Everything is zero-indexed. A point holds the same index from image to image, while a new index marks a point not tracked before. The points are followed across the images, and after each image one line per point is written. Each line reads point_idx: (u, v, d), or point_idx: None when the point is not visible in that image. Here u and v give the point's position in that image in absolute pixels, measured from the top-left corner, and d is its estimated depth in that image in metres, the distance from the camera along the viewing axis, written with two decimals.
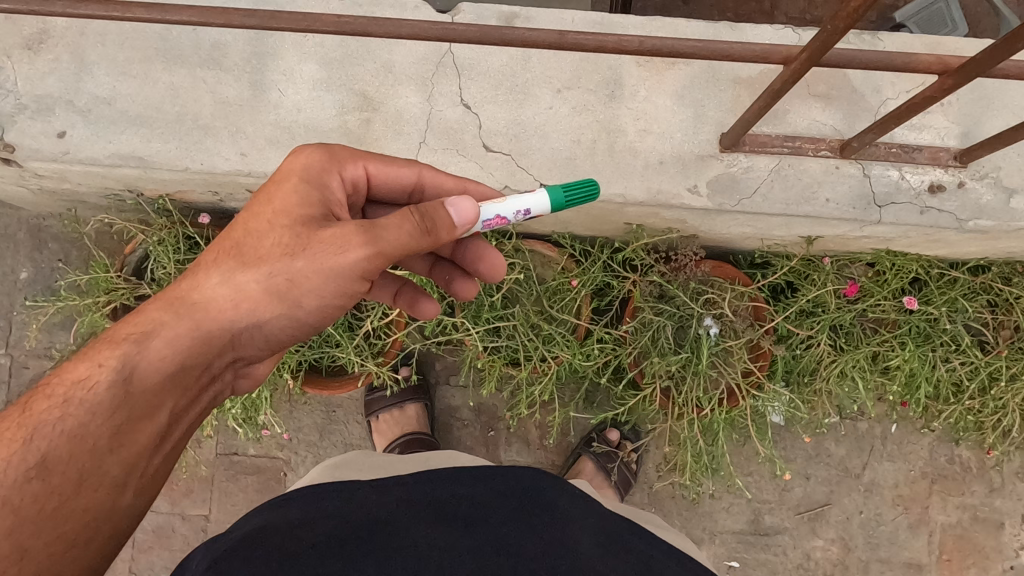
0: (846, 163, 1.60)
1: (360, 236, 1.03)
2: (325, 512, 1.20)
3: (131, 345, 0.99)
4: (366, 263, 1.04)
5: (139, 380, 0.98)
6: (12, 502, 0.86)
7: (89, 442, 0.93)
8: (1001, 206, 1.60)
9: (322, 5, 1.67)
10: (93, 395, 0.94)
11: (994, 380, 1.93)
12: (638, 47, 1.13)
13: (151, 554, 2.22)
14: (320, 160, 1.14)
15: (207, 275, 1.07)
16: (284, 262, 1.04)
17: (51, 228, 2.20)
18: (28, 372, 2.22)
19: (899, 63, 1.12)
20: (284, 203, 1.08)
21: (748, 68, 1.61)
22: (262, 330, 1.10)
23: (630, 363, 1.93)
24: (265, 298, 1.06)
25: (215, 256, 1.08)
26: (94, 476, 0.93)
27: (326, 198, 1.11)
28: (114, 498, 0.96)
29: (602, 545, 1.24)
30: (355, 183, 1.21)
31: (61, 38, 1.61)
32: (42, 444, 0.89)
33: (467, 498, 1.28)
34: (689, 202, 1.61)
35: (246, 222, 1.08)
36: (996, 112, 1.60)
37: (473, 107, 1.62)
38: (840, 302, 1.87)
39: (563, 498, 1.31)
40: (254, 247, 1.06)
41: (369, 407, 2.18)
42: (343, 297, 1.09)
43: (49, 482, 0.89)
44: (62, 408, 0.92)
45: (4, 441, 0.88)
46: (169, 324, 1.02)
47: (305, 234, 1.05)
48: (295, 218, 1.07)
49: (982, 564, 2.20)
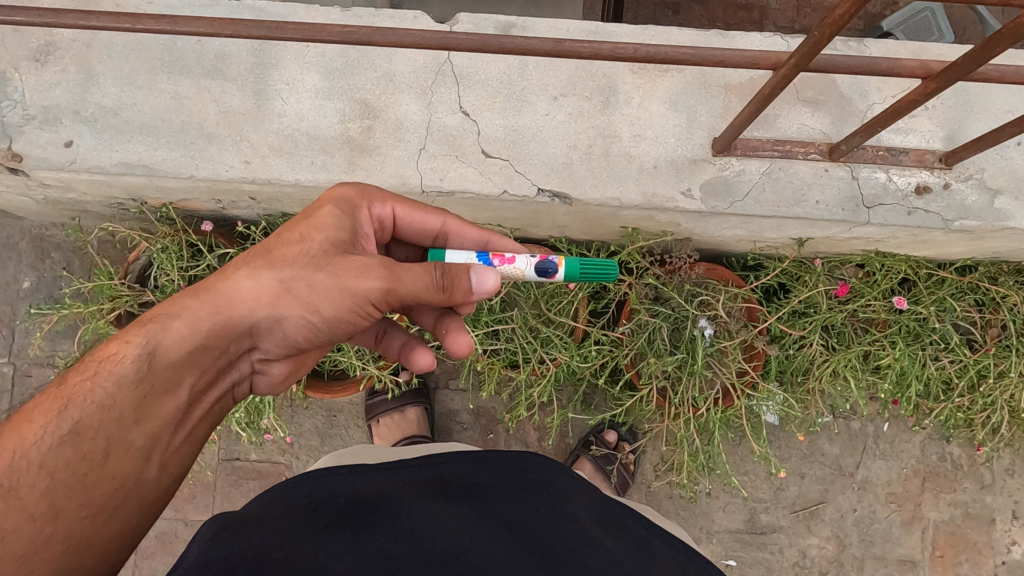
0: (835, 167, 1.65)
1: (380, 269, 1.11)
2: (333, 491, 1.23)
3: (157, 325, 1.05)
4: (383, 295, 1.12)
5: (162, 356, 1.03)
6: (48, 465, 0.92)
7: (116, 412, 0.99)
8: (985, 206, 1.64)
9: (324, 16, 1.72)
10: (121, 367, 1.01)
11: (983, 377, 1.97)
12: (632, 54, 1.17)
13: (153, 560, 2.23)
14: (354, 194, 1.27)
15: (235, 269, 1.14)
16: (307, 270, 1.12)
17: (54, 237, 2.23)
18: (31, 380, 2.24)
19: (884, 68, 1.16)
20: (319, 224, 1.18)
21: (738, 75, 1.67)
22: (281, 324, 1.14)
23: (627, 364, 1.97)
24: (284, 294, 1.11)
25: (245, 256, 1.16)
26: (121, 446, 0.99)
27: (355, 226, 1.22)
28: (140, 469, 1.00)
29: (604, 525, 1.29)
30: (382, 221, 1.33)
31: (69, 50, 1.65)
32: (75, 413, 0.96)
33: (471, 478, 1.32)
34: (683, 205, 1.64)
35: (280, 231, 1.18)
36: (978, 116, 1.66)
37: (471, 114, 1.66)
38: (831, 302, 1.91)
39: (563, 478, 1.35)
40: (283, 249, 1.14)
41: (370, 411, 2.21)
42: (355, 316, 1.14)
43: (79, 447, 0.95)
44: (93, 379, 0.99)
45: (43, 410, 0.96)
46: (192, 306, 1.08)
47: (333, 252, 1.14)
48: (326, 237, 1.16)
49: (974, 560, 2.23)
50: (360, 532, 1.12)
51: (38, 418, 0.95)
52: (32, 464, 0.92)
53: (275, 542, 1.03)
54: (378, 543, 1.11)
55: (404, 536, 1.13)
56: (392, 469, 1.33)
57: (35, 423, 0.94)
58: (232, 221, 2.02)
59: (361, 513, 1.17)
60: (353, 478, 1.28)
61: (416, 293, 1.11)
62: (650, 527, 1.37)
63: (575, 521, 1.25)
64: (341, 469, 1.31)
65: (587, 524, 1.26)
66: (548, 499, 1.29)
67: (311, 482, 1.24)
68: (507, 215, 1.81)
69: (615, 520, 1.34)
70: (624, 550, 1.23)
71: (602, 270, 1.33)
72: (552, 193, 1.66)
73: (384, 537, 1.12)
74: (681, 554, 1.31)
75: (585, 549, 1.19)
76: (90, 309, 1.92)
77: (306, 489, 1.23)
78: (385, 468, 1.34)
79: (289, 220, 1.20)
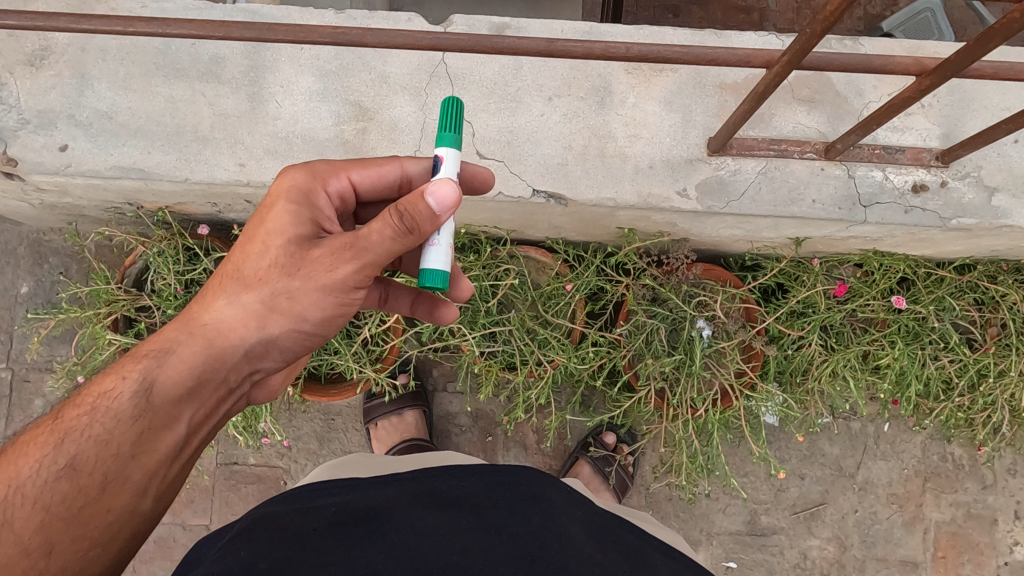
0: (831, 165, 1.65)
1: (348, 251, 1.06)
2: (325, 502, 1.25)
3: (152, 360, 1.07)
4: (362, 275, 1.08)
5: (159, 390, 1.05)
6: (43, 499, 0.94)
7: (113, 447, 1.00)
8: (983, 204, 1.63)
9: (318, 18, 1.72)
10: (117, 403, 1.02)
11: (983, 376, 1.96)
12: (625, 53, 1.16)
13: (151, 564, 2.22)
14: (305, 178, 1.18)
15: (216, 297, 1.13)
16: (283, 281, 1.10)
17: (52, 242, 2.23)
18: (29, 386, 2.24)
19: (877, 65, 1.15)
20: (276, 224, 1.12)
21: (733, 74, 1.66)
22: (276, 342, 1.15)
23: (625, 366, 1.95)
24: (270, 313, 1.12)
25: (221, 280, 1.15)
26: (118, 480, 0.99)
27: (315, 216, 1.16)
28: (135, 502, 1.01)
29: (595, 537, 1.28)
30: (342, 194, 1.25)
31: (64, 54, 1.65)
32: (71, 448, 0.98)
33: (463, 490, 1.31)
34: (678, 205, 1.64)
35: (244, 245, 1.14)
36: (976, 113, 1.65)
37: (466, 115, 1.66)
38: (829, 302, 1.90)
39: (555, 490, 1.35)
40: (254, 267, 1.12)
41: (369, 414, 2.20)
42: (346, 307, 1.14)
43: (76, 482, 0.96)
44: (90, 414, 1.01)
45: (38, 443, 0.98)
46: (184, 341, 1.10)
47: (298, 253, 1.10)
48: (289, 238, 1.11)
49: (976, 560, 2.22)
50: (350, 540, 1.13)
51: (34, 451, 0.97)
52: (27, 499, 0.93)
53: (262, 554, 1.05)
54: (366, 556, 1.11)
55: (392, 550, 1.13)
56: (386, 480, 1.34)
57: (29, 456, 0.96)
58: (229, 225, 2.01)
59: (353, 522, 1.18)
60: (348, 492, 1.30)
61: (390, 250, 1.04)
62: (645, 535, 1.38)
63: (566, 533, 1.24)
64: (336, 483, 1.33)
65: (578, 536, 1.25)
66: (539, 513, 1.27)
67: (302, 498, 1.27)
68: (504, 217, 1.82)
69: (608, 532, 1.33)
70: (614, 562, 1.21)
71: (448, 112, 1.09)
72: (548, 194, 1.65)
73: (372, 550, 1.12)
74: (673, 563, 1.31)
75: (574, 562, 1.17)
76: (87, 313, 1.91)
77: (297, 503, 1.25)
78: (378, 481, 1.35)
79: (247, 227, 1.14)
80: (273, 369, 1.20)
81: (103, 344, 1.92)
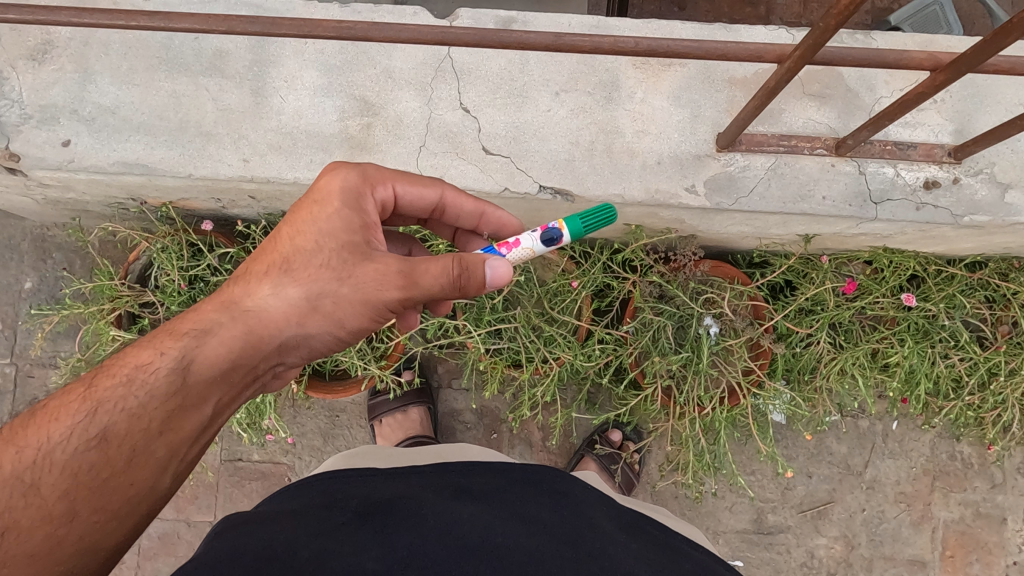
0: (842, 161, 1.62)
1: (400, 279, 1.12)
2: (348, 493, 1.24)
3: (191, 339, 1.06)
4: (403, 303, 1.14)
5: (196, 370, 1.04)
6: (71, 466, 0.93)
7: (144, 422, 0.98)
8: (996, 201, 1.61)
9: (323, 13, 1.71)
10: (153, 378, 1.01)
11: (993, 375, 1.93)
12: (633, 47, 1.13)
13: (156, 560, 2.22)
14: (356, 182, 1.20)
15: (260, 284, 1.14)
16: (331, 285, 1.13)
17: (56, 238, 2.23)
18: (33, 381, 2.23)
19: (891, 59, 1.12)
20: (329, 227, 1.15)
21: (743, 69, 1.64)
22: (309, 341, 1.16)
23: (630, 363, 1.93)
24: (311, 312, 1.13)
25: (266, 266, 1.15)
26: (142, 455, 0.97)
27: (365, 222, 1.18)
28: (156, 478, 0.99)
29: (624, 528, 1.28)
30: (384, 204, 1.27)
31: (66, 48, 1.64)
32: (104, 418, 0.96)
33: (487, 485, 1.29)
34: (687, 202, 1.62)
35: (294, 237, 1.15)
36: (989, 109, 1.63)
37: (472, 110, 1.64)
38: (839, 299, 1.88)
39: (580, 487, 1.34)
40: (304, 262, 1.14)
41: (373, 411, 2.19)
42: (378, 313, 1.15)
43: (105, 452, 0.95)
44: (125, 386, 0.99)
45: (70, 409, 0.96)
46: (223, 324, 1.09)
47: (350, 260, 1.14)
48: (340, 243, 1.15)
49: (985, 560, 2.20)
50: (382, 528, 1.12)
51: (65, 416, 0.95)
52: (55, 464, 0.92)
53: (302, 542, 1.06)
54: (405, 540, 1.10)
55: (432, 532, 1.12)
56: (404, 472, 1.33)
57: (60, 421, 0.95)
58: (233, 220, 2.01)
59: (381, 512, 1.17)
60: (365, 481, 1.28)
61: (434, 295, 1.13)
62: (669, 528, 1.36)
63: (598, 525, 1.23)
64: (354, 473, 1.31)
65: (610, 528, 1.24)
66: (567, 503, 1.27)
67: (324, 488, 1.26)
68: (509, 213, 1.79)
69: (637, 526, 1.32)
70: (649, 549, 1.22)
71: (601, 214, 1.30)
72: (554, 190, 1.63)
73: (411, 533, 1.12)
74: (704, 554, 1.30)
75: (616, 548, 1.17)
76: (90, 310, 1.90)
77: (317, 493, 1.24)
78: (396, 473, 1.33)
79: (296, 220, 1.16)
80: (297, 363, 1.21)
81: (107, 340, 1.90)
